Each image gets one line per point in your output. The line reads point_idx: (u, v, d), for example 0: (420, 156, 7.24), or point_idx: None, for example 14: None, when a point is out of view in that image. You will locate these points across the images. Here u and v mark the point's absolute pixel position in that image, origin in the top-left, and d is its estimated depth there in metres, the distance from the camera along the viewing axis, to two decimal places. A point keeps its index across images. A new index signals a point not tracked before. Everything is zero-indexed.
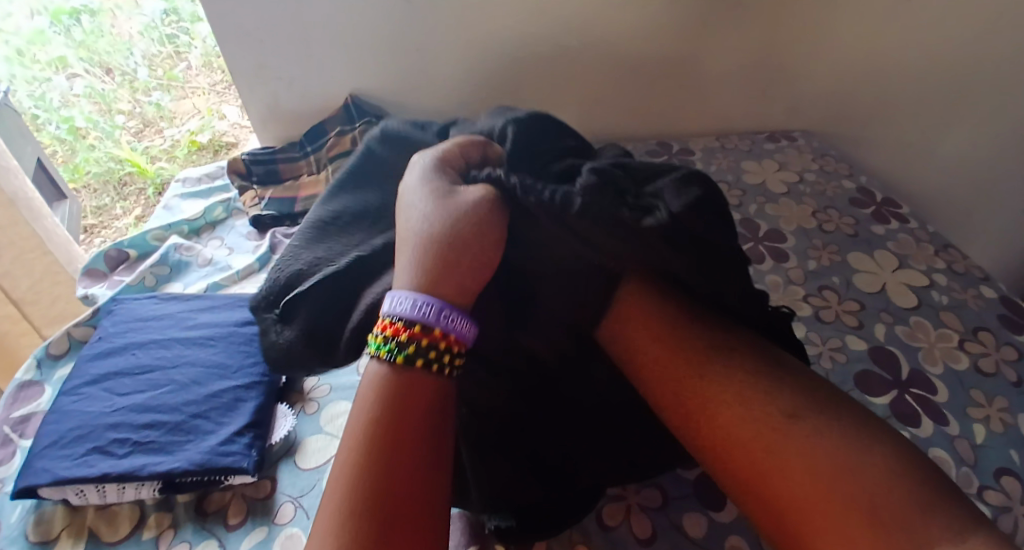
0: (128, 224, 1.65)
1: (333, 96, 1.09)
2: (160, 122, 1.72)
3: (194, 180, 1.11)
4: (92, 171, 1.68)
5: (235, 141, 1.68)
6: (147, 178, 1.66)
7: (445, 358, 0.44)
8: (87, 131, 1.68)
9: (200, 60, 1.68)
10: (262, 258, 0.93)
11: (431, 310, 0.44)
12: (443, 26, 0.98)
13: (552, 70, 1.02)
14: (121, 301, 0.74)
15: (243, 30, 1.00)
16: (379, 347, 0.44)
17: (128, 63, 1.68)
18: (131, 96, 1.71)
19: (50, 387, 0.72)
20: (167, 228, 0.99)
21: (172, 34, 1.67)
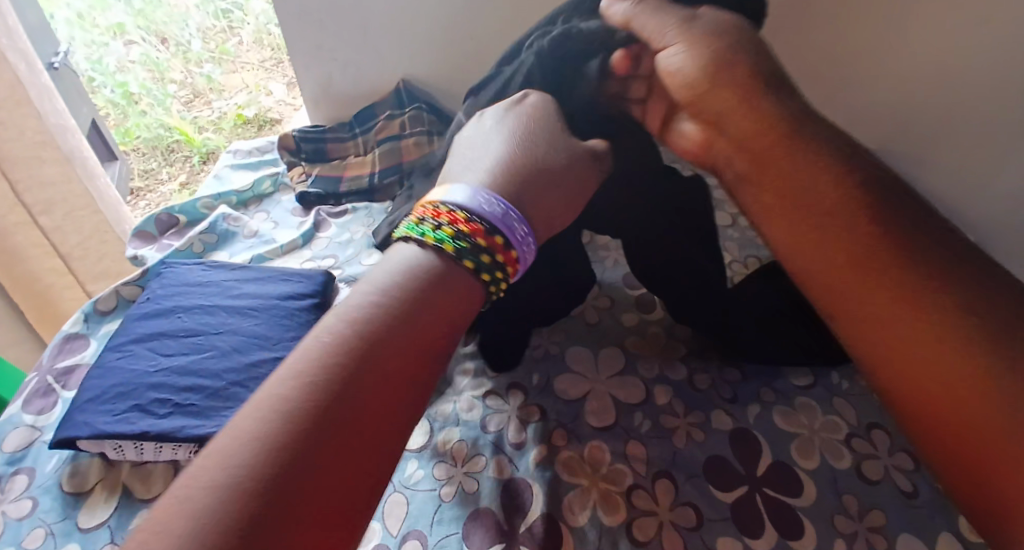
0: (173, 189, 1.68)
1: (387, 79, 1.09)
2: (209, 94, 1.76)
3: (245, 152, 1.13)
4: (142, 136, 1.73)
5: (280, 118, 1.67)
6: (193, 146, 1.68)
7: (497, 274, 0.50)
8: (140, 96, 1.74)
9: (252, 36, 1.72)
10: (306, 235, 0.94)
11: (499, 209, 0.50)
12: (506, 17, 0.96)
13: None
14: (171, 265, 0.75)
15: (306, 9, 1.01)
16: (437, 234, 0.49)
17: (183, 34, 1.72)
18: (184, 66, 1.74)
19: (95, 342, 0.73)
20: (217, 197, 1.00)
21: (225, 7, 1.70)
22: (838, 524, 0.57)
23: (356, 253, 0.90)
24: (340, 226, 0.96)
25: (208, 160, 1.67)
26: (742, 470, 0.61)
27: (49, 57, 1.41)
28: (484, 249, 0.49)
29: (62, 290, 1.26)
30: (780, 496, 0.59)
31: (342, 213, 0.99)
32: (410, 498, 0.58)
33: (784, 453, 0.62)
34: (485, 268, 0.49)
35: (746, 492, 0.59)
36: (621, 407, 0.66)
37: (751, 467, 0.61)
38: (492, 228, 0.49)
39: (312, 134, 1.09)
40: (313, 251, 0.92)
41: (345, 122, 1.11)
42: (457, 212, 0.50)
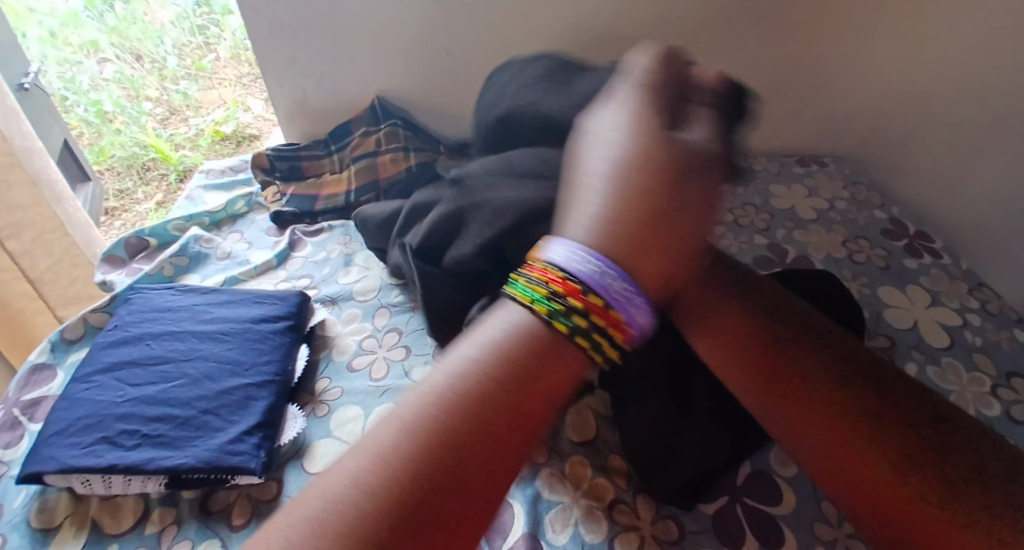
0: (150, 208, 1.63)
1: (361, 96, 1.09)
2: (186, 111, 1.74)
3: (218, 171, 1.12)
4: (117, 155, 1.69)
5: (257, 133, 1.66)
6: (170, 164, 1.65)
7: (601, 341, 0.44)
8: (115, 115, 1.72)
9: (228, 52, 1.77)
10: (281, 254, 0.93)
11: (598, 268, 0.44)
12: (478, 34, 0.97)
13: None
14: (140, 290, 0.74)
15: (279, 27, 1.01)
16: (541, 300, 0.43)
17: (159, 51, 1.76)
18: (159, 83, 1.76)
19: (62, 372, 0.72)
20: (189, 218, 0.99)
21: (201, 24, 1.77)
22: (818, 531, 0.57)
23: (333, 272, 0.89)
24: (315, 244, 0.96)
25: (184, 177, 1.64)
26: (723, 482, 0.61)
27: (19, 78, 1.39)
28: (589, 319, 0.43)
29: (32, 316, 1.23)
30: (761, 506, 0.59)
31: (317, 231, 0.99)
32: None
33: (762, 462, 0.62)
34: (581, 332, 0.43)
35: (726, 502, 0.59)
36: (601, 420, 0.66)
37: (732, 478, 0.61)
38: (595, 292, 0.43)
39: (286, 152, 1.08)
40: (288, 271, 0.91)
41: (320, 139, 1.10)
42: (563, 274, 0.44)
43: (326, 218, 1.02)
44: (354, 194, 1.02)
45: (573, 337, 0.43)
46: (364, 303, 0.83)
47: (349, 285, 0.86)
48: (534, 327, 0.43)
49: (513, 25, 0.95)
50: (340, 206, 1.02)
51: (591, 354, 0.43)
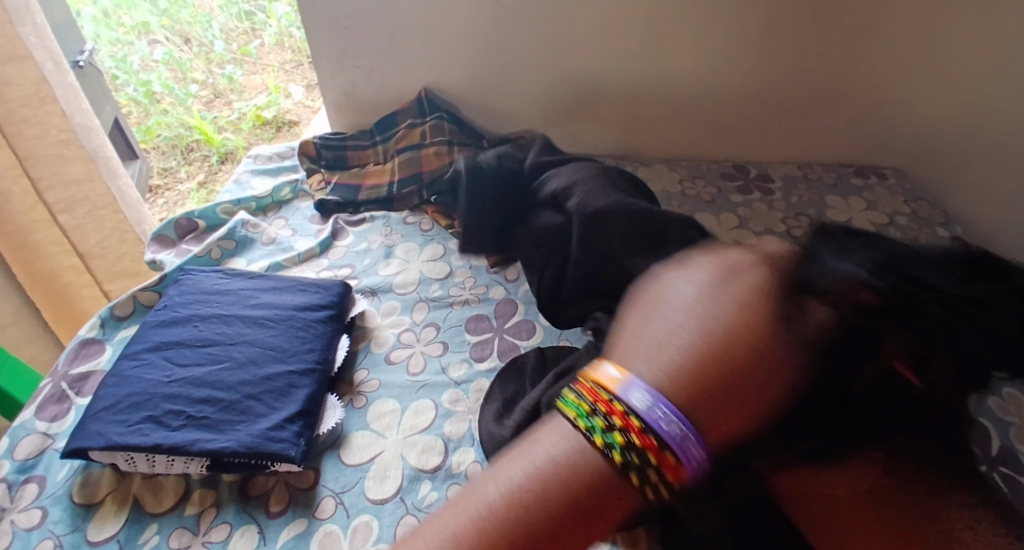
0: (190, 188, 1.68)
1: (409, 89, 1.10)
2: (230, 94, 1.80)
3: (265, 157, 1.13)
4: (163, 135, 1.71)
5: (297, 120, 1.73)
6: (212, 146, 1.69)
7: (654, 479, 0.34)
8: (162, 96, 1.76)
9: (273, 38, 1.83)
10: (324, 243, 0.94)
11: (677, 427, 0.34)
12: (531, 34, 0.97)
13: (635, 86, 1.00)
14: (189, 271, 0.75)
15: (332, 17, 1.01)
16: (586, 418, 0.35)
17: (207, 34, 1.81)
18: (205, 66, 1.81)
19: (111, 347, 0.73)
20: (237, 202, 1.00)
21: (249, 9, 1.80)
22: None
23: (374, 263, 0.90)
24: (357, 234, 0.97)
25: (225, 159, 1.70)
26: None
27: (75, 56, 1.42)
28: (643, 470, 0.34)
29: (78, 289, 1.27)
30: None
31: (360, 221, 1.00)
32: (423, 522, 0.57)
33: None
34: (634, 469, 0.34)
35: None
36: None
37: None
38: (666, 444, 0.34)
39: (332, 142, 1.10)
40: (330, 260, 0.92)
41: (365, 130, 1.12)
42: (625, 409, 0.35)
43: (368, 209, 1.03)
44: (397, 185, 1.04)
45: (625, 474, 0.34)
46: (404, 296, 0.83)
47: (389, 277, 0.87)
48: (593, 459, 0.34)
49: (569, 30, 0.95)
50: (383, 197, 1.04)
51: (648, 490, 0.34)
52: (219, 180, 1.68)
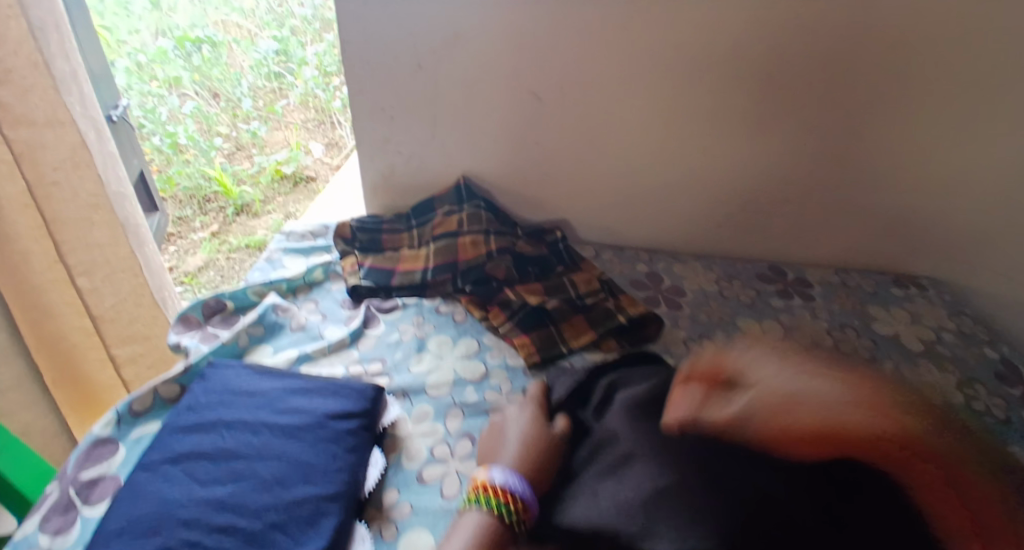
0: (204, 237, 1.73)
1: (447, 174, 1.11)
2: (251, 148, 1.99)
3: (298, 236, 1.12)
4: (182, 184, 1.81)
5: (314, 175, 1.94)
6: (230, 198, 1.79)
7: (510, 511, 0.56)
8: (187, 147, 1.88)
9: (298, 98, 2.10)
10: (354, 333, 0.90)
11: (526, 489, 0.58)
12: (575, 128, 1.00)
13: (670, 181, 1.03)
14: (218, 369, 0.72)
15: (379, 107, 1.05)
16: (489, 503, 0.57)
17: (235, 92, 2.04)
18: (231, 121, 2.02)
19: (124, 447, 0.69)
20: (268, 284, 0.97)
21: (277, 72, 2.09)
22: None
23: (405, 358, 0.86)
24: (389, 323, 0.94)
25: (240, 211, 1.80)
26: None
27: (109, 110, 1.43)
28: (506, 512, 0.56)
29: (84, 351, 1.19)
30: None
31: (391, 307, 0.97)
32: None
33: None
34: (504, 513, 0.56)
35: None
36: None
37: None
38: (519, 495, 0.57)
39: (368, 225, 1.10)
40: (360, 352, 0.88)
41: (402, 215, 1.13)
42: (496, 487, 0.58)
43: (401, 294, 0.99)
44: (431, 272, 1.00)
45: (501, 519, 0.56)
46: (437, 399, 0.78)
47: (421, 376, 0.82)
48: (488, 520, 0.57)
49: (611, 124, 0.99)
50: (416, 283, 1.00)
51: (510, 517, 0.56)
52: (233, 232, 1.76)
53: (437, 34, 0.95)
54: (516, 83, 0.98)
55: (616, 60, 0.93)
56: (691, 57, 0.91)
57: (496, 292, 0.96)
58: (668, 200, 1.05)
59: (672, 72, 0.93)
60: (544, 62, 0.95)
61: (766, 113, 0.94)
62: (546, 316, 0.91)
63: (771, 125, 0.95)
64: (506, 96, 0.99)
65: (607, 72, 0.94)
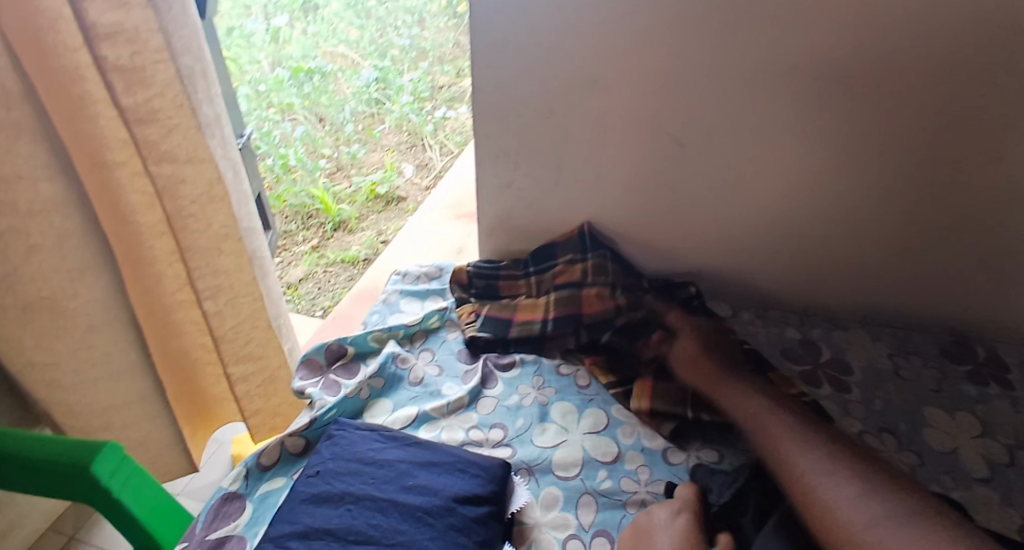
0: (305, 251, 1.79)
1: (567, 219, 1.05)
2: (350, 168, 2.03)
3: (413, 277, 1.10)
4: (290, 202, 1.89)
5: (406, 196, 1.95)
6: (330, 215, 1.86)
7: None
8: (296, 169, 1.96)
9: (394, 122, 2.17)
10: (473, 392, 0.86)
11: None
12: (716, 177, 0.93)
13: (812, 233, 0.95)
14: (345, 429, 0.69)
15: (503, 152, 1.01)
16: None
17: (339, 116, 2.12)
18: (335, 143, 2.08)
19: (251, 506, 0.68)
20: (388, 330, 0.95)
21: (376, 98, 2.19)
22: None
23: (528, 426, 0.82)
24: (506, 382, 0.89)
25: (340, 228, 1.85)
26: None
27: None
28: None
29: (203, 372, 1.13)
30: None
31: (509, 364, 0.91)
32: None
33: None
34: None
35: None
36: None
37: None
38: None
39: (484, 270, 1.05)
40: (479, 415, 0.84)
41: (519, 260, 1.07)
42: None
43: (520, 349, 0.94)
44: (551, 325, 0.94)
45: None
46: (565, 481, 0.74)
47: (547, 451, 0.78)
48: None
49: (755, 177, 0.91)
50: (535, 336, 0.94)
51: None
52: (330, 246, 1.81)
53: (575, 81, 0.90)
54: (654, 129, 0.92)
55: (771, 108, 0.86)
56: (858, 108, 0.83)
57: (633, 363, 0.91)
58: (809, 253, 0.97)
59: (836, 120, 0.85)
60: (690, 109, 0.88)
61: (931, 163, 0.86)
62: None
63: (944, 181, 0.85)
64: (643, 142, 0.93)
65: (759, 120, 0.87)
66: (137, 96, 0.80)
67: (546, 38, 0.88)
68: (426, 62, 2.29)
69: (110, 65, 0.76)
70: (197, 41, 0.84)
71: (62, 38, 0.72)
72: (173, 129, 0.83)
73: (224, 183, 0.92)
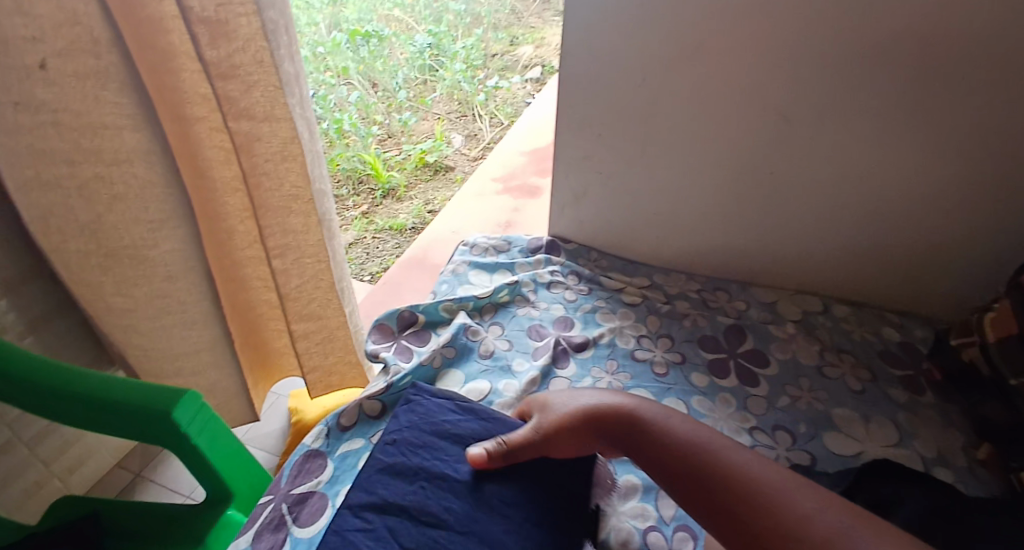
0: (354, 215, 1.80)
1: (646, 195, 1.02)
2: (401, 136, 2.01)
3: (481, 249, 1.08)
4: (342, 166, 1.87)
5: (453, 165, 1.96)
6: (380, 182, 1.85)
7: None
8: (350, 134, 1.93)
9: (445, 90, 2.14)
10: (545, 371, 0.85)
11: None
12: (815, 158, 0.89)
13: (904, 221, 0.91)
14: (421, 398, 0.68)
15: (586, 123, 0.98)
16: None
17: (392, 83, 2.08)
18: (386, 110, 2.07)
19: (332, 465, 0.68)
20: (458, 301, 0.94)
21: (430, 65, 2.16)
22: None
23: None
24: (580, 362, 0.89)
25: (388, 195, 1.85)
26: None
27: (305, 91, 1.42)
28: None
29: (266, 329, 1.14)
30: None
31: (582, 344, 0.91)
32: None
33: None
34: None
35: None
36: None
37: None
38: None
39: (580, 259, 1.09)
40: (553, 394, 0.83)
41: (619, 262, 1.09)
42: None
43: (608, 331, 0.93)
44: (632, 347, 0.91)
45: None
46: (645, 472, 0.72)
47: None
48: None
49: (855, 160, 0.88)
50: (626, 328, 0.94)
51: None
52: (379, 213, 1.81)
53: (676, 44, 0.86)
54: (757, 104, 0.87)
55: (876, 81, 0.81)
56: (972, 82, 0.77)
57: (724, 365, 0.89)
58: (894, 239, 0.93)
59: (958, 100, 0.79)
60: (797, 85, 0.84)
61: None
62: (785, 413, 0.83)
63: None
64: (738, 119, 0.89)
65: (862, 92, 0.82)
66: (220, 50, 0.77)
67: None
68: (480, 29, 2.32)
69: (194, 16, 0.74)
70: None
71: None
72: (252, 86, 0.81)
73: (301, 141, 0.89)
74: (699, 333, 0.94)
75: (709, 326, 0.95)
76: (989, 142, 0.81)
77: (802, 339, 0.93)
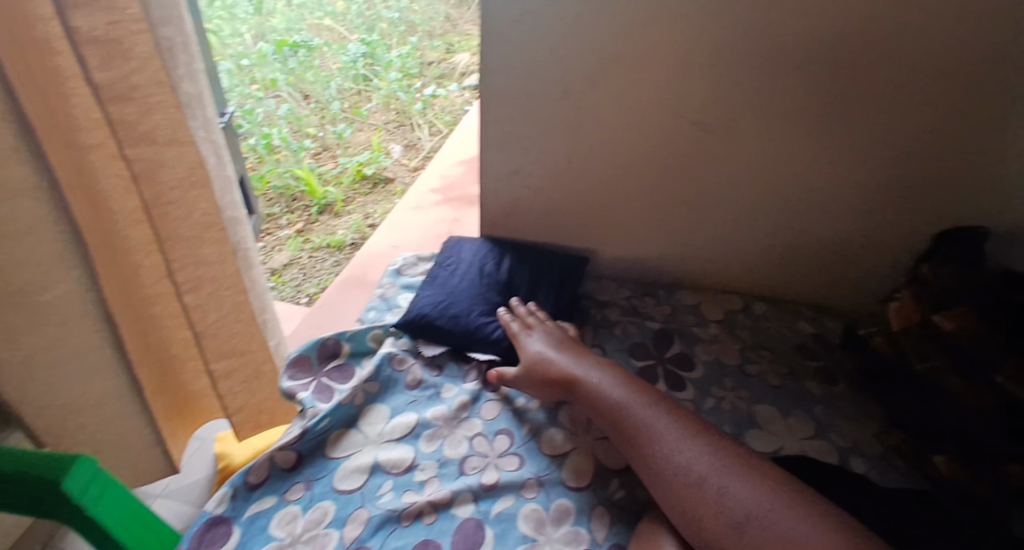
0: (290, 235, 1.70)
1: (580, 206, 1.00)
2: (336, 149, 1.92)
3: (411, 270, 1.04)
4: (273, 183, 1.78)
5: (393, 177, 1.87)
6: (315, 197, 1.76)
7: None
8: (280, 149, 1.85)
9: (380, 100, 2.07)
10: (475, 395, 0.83)
11: None
12: (745, 164, 0.89)
13: (832, 220, 0.92)
14: None
15: (514, 137, 0.95)
16: None
17: (325, 94, 2.03)
18: (319, 122, 1.98)
19: (237, 530, 0.68)
20: (387, 328, 0.90)
21: (364, 75, 2.11)
22: None
23: (535, 434, 0.78)
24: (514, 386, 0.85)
25: (325, 211, 1.76)
26: None
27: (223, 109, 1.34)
28: None
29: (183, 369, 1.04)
30: None
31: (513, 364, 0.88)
32: None
33: None
34: None
35: None
36: None
37: None
38: None
39: None
40: (484, 421, 0.80)
41: None
42: None
43: None
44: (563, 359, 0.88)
45: None
46: (578, 495, 0.72)
47: (557, 462, 0.75)
48: None
49: (784, 163, 0.88)
50: None
51: None
52: (315, 230, 1.72)
53: (603, 54, 0.84)
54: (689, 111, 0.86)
55: (800, 87, 0.81)
56: (887, 84, 0.79)
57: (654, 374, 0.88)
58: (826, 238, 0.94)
59: (876, 103, 0.81)
60: (722, 92, 0.84)
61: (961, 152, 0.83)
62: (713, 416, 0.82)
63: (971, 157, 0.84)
64: (668, 126, 0.88)
65: (787, 98, 0.82)
66: (113, 71, 0.71)
67: (571, 10, 0.81)
68: (414, 39, 2.27)
69: (83, 37, 0.68)
70: (177, 10, 0.74)
71: (29, 7, 0.63)
72: (151, 109, 0.74)
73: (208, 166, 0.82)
74: (629, 341, 0.92)
75: (638, 333, 0.94)
76: (906, 140, 0.83)
77: (725, 339, 0.93)
